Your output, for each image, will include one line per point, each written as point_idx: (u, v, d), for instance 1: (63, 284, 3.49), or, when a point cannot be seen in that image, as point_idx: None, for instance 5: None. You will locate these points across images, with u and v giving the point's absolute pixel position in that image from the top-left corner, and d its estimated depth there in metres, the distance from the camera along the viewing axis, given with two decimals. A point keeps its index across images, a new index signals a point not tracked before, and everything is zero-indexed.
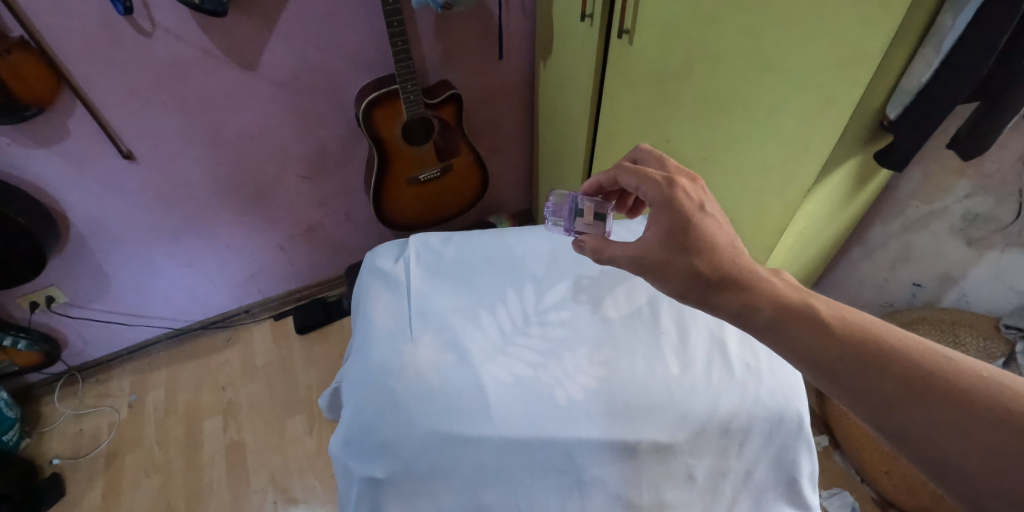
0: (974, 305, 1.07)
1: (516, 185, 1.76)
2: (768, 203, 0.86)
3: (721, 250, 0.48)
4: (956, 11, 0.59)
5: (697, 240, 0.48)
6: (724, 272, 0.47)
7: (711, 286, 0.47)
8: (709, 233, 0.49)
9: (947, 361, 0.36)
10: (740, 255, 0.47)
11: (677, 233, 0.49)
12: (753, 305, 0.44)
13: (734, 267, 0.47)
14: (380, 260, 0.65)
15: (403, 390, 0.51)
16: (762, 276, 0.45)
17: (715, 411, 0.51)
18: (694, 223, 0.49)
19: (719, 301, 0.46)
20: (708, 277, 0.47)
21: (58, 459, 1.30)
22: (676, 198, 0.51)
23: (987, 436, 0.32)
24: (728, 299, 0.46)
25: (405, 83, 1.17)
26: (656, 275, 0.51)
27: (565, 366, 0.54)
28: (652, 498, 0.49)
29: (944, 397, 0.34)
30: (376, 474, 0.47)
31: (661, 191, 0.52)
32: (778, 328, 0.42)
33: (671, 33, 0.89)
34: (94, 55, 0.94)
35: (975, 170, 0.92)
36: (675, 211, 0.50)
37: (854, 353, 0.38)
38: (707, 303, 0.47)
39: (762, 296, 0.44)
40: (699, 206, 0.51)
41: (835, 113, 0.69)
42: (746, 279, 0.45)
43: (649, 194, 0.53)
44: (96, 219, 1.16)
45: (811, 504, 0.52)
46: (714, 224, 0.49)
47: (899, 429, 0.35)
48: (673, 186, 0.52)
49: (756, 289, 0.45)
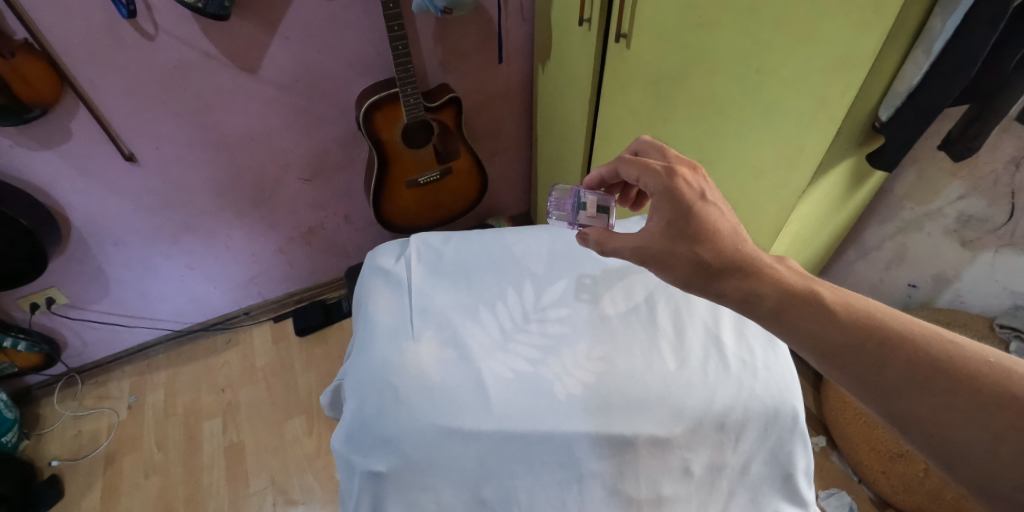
0: (969, 306, 1.08)
1: (515, 188, 1.77)
2: (764, 204, 0.87)
3: (724, 239, 0.49)
4: (946, 14, 0.61)
5: (701, 229, 0.49)
6: (728, 261, 0.48)
7: (714, 276, 0.48)
8: (710, 222, 0.50)
9: (950, 345, 0.37)
10: (743, 242, 0.49)
11: (680, 222, 0.50)
12: (756, 294, 0.45)
13: (737, 257, 0.47)
14: (381, 259, 0.66)
15: (405, 385, 0.51)
16: (765, 265, 0.46)
17: (711, 406, 0.52)
18: (695, 212, 0.50)
19: (724, 290, 0.47)
20: (712, 266, 0.48)
21: (57, 461, 1.30)
22: (678, 188, 0.52)
23: (990, 418, 0.33)
24: (732, 287, 0.47)
25: (405, 86, 1.18)
26: (658, 265, 0.52)
27: (565, 362, 0.55)
28: (649, 493, 0.50)
29: (948, 380, 0.35)
30: (378, 468, 0.48)
31: (662, 181, 0.53)
32: (782, 316, 0.43)
33: (668, 37, 0.90)
34: (97, 58, 0.95)
35: (968, 171, 0.94)
36: (679, 201, 0.51)
37: (857, 338, 0.39)
38: (711, 292, 0.48)
39: (765, 285, 0.45)
40: (701, 195, 0.52)
41: (829, 114, 0.70)
42: (749, 269, 0.46)
43: (650, 184, 0.54)
44: (98, 220, 1.17)
45: (806, 499, 0.53)
46: (718, 214, 0.50)
47: (903, 414, 0.36)
48: (674, 176, 0.53)
49: (761, 276, 0.46)
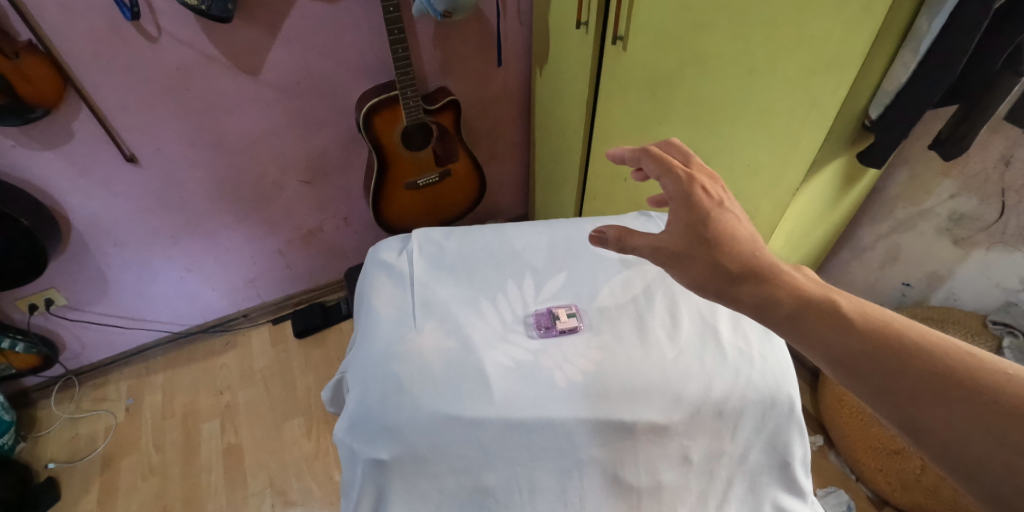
0: (963, 303, 1.07)
1: (514, 190, 1.78)
2: (759, 202, 0.88)
3: (740, 244, 0.49)
4: (932, 14, 0.62)
5: (716, 234, 0.50)
6: (744, 264, 0.48)
7: (731, 278, 0.48)
8: (728, 226, 0.50)
9: (968, 357, 0.37)
10: (760, 249, 0.49)
11: (697, 226, 0.51)
12: (772, 297, 0.46)
13: (755, 261, 0.48)
14: (383, 253, 0.67)
15: (408, 375, 0.52)
16: (781, 270, 0.47)
17: (710, 394, 0.53)
18: (711, 218, 0.51)
19: (739, 294, 0.48)
20: (731, 270, 0.48)
21: (53, 463, 1.29)
22: (696, 196, 0.52)
23: (999, 428, 0.33)
24: (747, 291, 0.47)
25: (405, 88, 1.19)
26: (676, 269, 0.52)
27: (565, 352, 0.55)
28: (649, 480, 0.51)
29: (967, 394, 0.35)
30: (381, 455, 0.48)
31: (682, 186, 0.53)
32: (794, 318, 0.44)
33: (665, 39, 0.91)
34: (101, 60, 0.96)
35: (959, 170, 0.96)
36: (694, 207, 0.51)
37: (866, 343, 0.40)
38: (726, 296, 0.48)
39: (781, 289, 0.46)
40: (718, 202, 0.52)
41: (822, 113, 0.71)
42: (765, 272, 0.47)
43: (670, 188, 0.53)
44: (97, 221, 1.17)
45: (804, 488, 0.54)
46: (735, 220, 0.51)
47: (914, 422, 0.37)
48: (693, 182, 0.53)
49: (776, 283, 0.46)
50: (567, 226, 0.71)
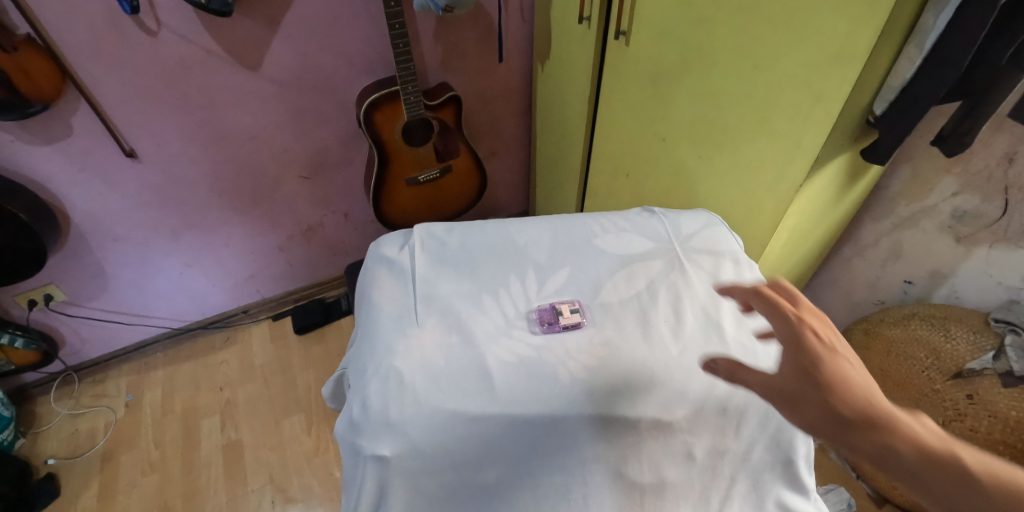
0: (965, 301, 1.07)
1: (515, 186, 1.78)
2: (761, 198, 0.88)
3: (858, 391, 0.42)
4: (938, 9, 0.61)
5: (833, 379, 0.43)
6: (866, 414, 0.40)
7: (850, 429, 0.40)
8: (844, 371, 0.43)
9: None
10: (884, 400, 0.41)
11: (811, 372, 0.44)
12: (902, 460, 0.38)
13: (880, 413, 0.40)
14: (385, 248, 0.67)
15: (409, 370, 0.52)
16: (914, 428, 0.39)
17: (713, 390, 0.53)
18: (825, 361, 0.44)
19: (861, 449, 0.40)
20: (848, 419, 0.41)
21: (53, 459, 1.29)
22: (808, 340, 0.46)
23: None
24: (872, 447, 0.39)
25: (406, 84, 1.19)
26: (787, 412, 0.44)
27: (568, 347, 0.55)
28: (653, 477, 0.50)
29: None
30: (383, 452, 0.48)
31: (791, 327, 0.47)
32: (924, 484, 0.37)
33: (668, 34, 0.91)
34: (100, 54, 0.95)
35: (962, 167, 0.95)
36: (807, 351, 0.45)
37: None
38: (844, 448, 0.40)
39: (914, 451, 0.38)
40: (832, 346, 0.45)
41: (825, 109, 0.71)
42: (891, 426, 0.39)
43: (779, 328, 0.47)
44: (96, 217, 1.17)
45: (809, 487, 0.53)
46: (851, 365, 0.44)
47: None
48: (804, 323, 0.47)
49: (908, 443, 0.38)
50: (570, 222, 0.70)
